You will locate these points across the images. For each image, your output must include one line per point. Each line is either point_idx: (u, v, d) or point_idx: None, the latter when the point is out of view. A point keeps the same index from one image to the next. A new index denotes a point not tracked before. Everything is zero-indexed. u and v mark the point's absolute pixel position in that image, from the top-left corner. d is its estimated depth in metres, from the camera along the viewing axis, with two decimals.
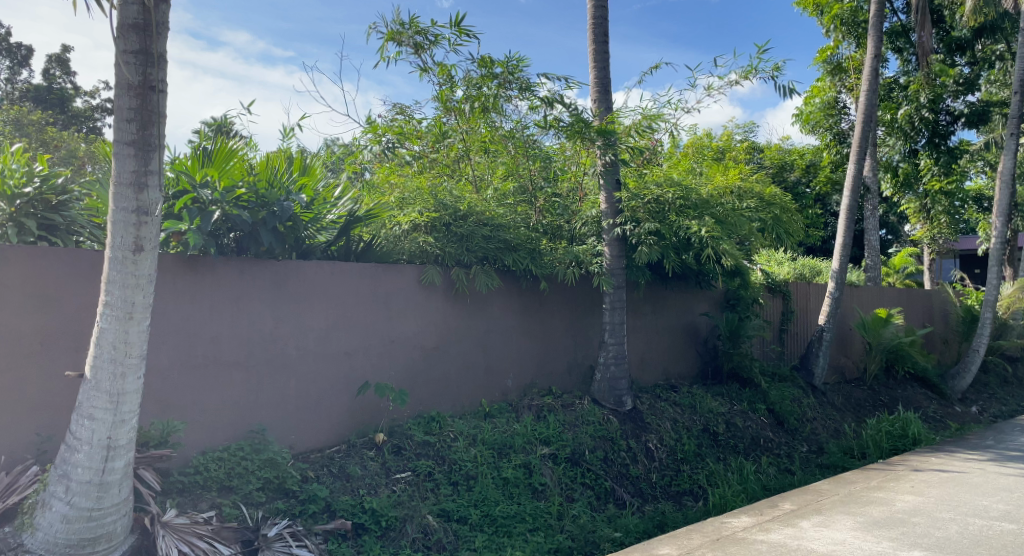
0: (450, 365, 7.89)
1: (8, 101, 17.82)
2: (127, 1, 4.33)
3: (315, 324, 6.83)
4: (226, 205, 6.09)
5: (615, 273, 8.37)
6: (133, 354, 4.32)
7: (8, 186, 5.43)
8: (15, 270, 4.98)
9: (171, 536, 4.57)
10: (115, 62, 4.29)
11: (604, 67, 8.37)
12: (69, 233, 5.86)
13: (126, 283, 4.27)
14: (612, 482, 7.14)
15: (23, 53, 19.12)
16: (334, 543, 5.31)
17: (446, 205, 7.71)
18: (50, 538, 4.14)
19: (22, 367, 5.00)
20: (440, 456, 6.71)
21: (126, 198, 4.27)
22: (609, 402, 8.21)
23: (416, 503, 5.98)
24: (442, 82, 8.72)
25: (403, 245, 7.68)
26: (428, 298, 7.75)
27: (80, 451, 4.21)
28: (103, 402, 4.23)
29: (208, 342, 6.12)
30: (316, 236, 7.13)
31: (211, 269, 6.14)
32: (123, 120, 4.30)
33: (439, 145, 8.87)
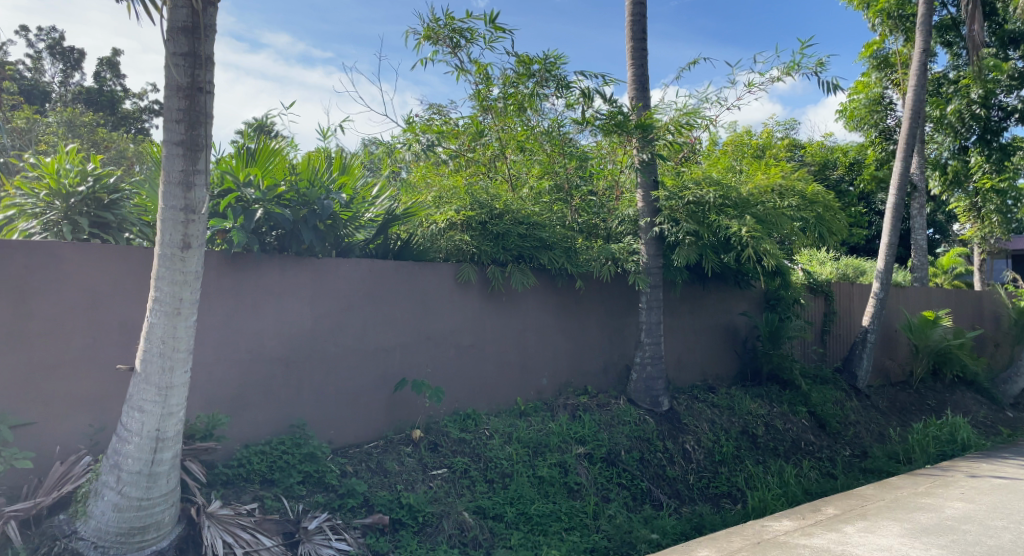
0: (486, 363, 7.92)
1: (62, 103, 18.42)
2: (177, 5, 4.45)
3: (353, 321, 6.93)
4: (268, 204, 6.21)
5: (652, 272, 8.31)
6: (181, 349, 4.44)
7: (63, 184, 5.67)
8: (70, 266, 5.17)
9: (216, 527, 4.69)
10: (165, 65, 4.41)
11: (642, 64, 8.31)
12: (121, 230, 6.00)
13: (175, 279, 4.38)
14: (648, 483, 7.09)
15: (76, 56, 19.76)
16: (372, 537, 5.37)
17: (481, 204, 7.75)
18: (102, 526, 4.28)
19: (77, 360, 5.19)
20: (475, 454, 6.75)
21: (175, 197, 4.39)
22: (646, 403, 8.14)
23: (453, 499, 6.03)
24: (479, 80, 8.75)
25: (440, 244, 7.74)
26: (464, 296, 7.79)
27: (130, 442, 4.34)
28: (152, 395, 4.36)
29: (250, 338, 6.26)
30: (354, 234, 7.19)
31: (254, 266, 6.27)
32: (173, 121, 4.42)
33: (476, 144, 8.88)
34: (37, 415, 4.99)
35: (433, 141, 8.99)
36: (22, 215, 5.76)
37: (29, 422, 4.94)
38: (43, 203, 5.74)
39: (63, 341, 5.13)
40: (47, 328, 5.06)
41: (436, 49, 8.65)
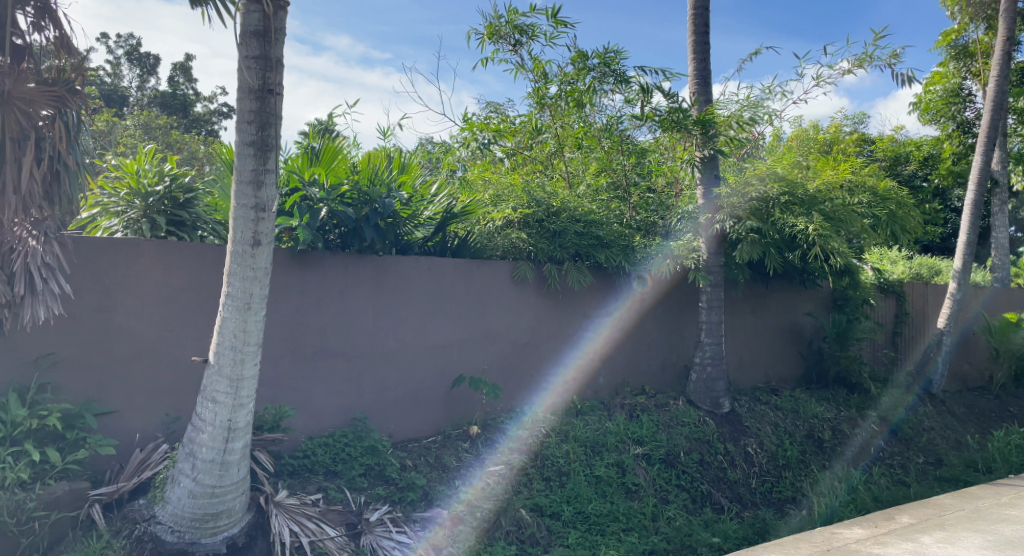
0: (543, 361, 7.93)
1: (139, 107, 19.27)
2: (250, 10, 4.60)
3: (413, 317, 7.04)
4: (332, 202, 6.32)
5: (712, 270, 8.14)
6: (251, 342, 4.59)
7: (143, 183, 5.97)
8: (150, 262, 5.41)
9: (283, 515, 4.84)
10: (238, 68, 4.56)
11: (705, 58, 8.14)
12: (194, 229, 6.23)
13: (246, 275, 4.54)
14: (708, 486, 6.95)
15: (151, 62, 20.65)
16: (432, 531, 5.44)
17: (539, 202, 7.72)
18: (178, 511, 4.46)
19: (155, 353, 5.43)
20: (532, 451, 6.75)
21: (246, 195, 4.54)
22: (706, 404, 7.99)
23: (510, 496, 6.05)
24: (537, 78, 8.74)
25: (496, 241, 7.64)
26: (521, 294, 7.81)
27: (204, 431, 4.52)
28: (225, 386, 4.52)
29: (314, 333, 6.42)
30: (413, 232, 7.32)
31: (318, 263, 6.44)
32: (245, 122, 4.57)
33: (534, 142, 8.85)
34: (119, 404, 5.25)
35: (491, 138, 8.97)
36: (105, 214, 6.08)
37: (111, 410, 5.20)
38: (124, 202, 6.05)
39: (142, 334, 5.38)
40: (129, 322, 5.32)
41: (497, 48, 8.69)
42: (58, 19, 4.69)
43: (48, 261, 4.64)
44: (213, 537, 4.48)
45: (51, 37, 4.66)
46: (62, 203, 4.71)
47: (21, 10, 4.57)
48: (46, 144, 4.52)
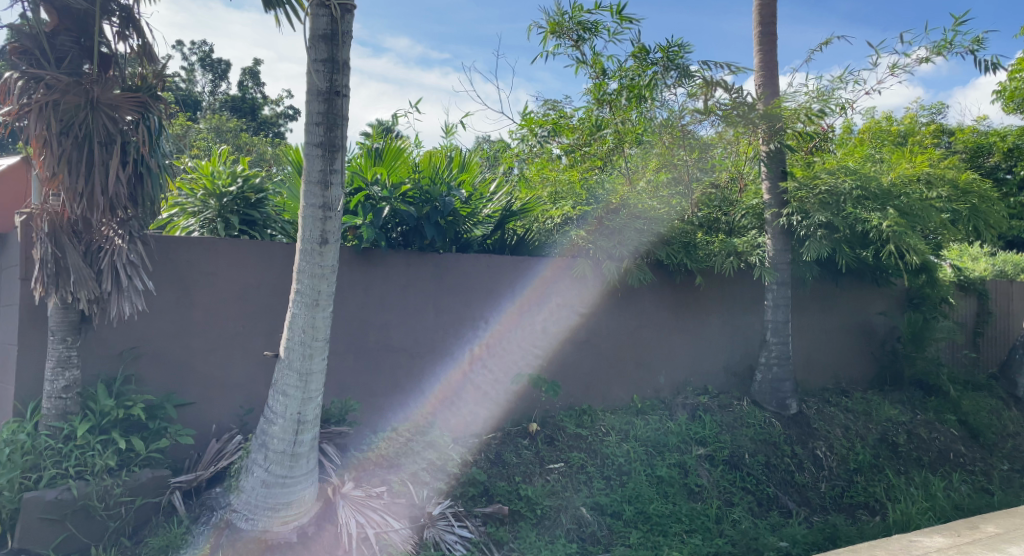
0: (601, 358, 7.86)
1: (211, 111, 20.07)
2: (319, 14, 4.72)
3: (472, 314, 7.10)
4: (394, 201, 6.47)
5: (779, 267, 7.92)
6: (320, 337, 4.72)
7: (217, 184, 6.22)
8: (224, 260, 5.63)
9: (349, 507, 4.96)
10: (307, 71, 4.69)
11: (771, 49, 7.91)
12: (265, 227, 6.48)
13: (314, 273, 4.66)
14: (775, 489, 6.77)
15: (223, 67, 21.47)
16: (492, 526, 5.49)
17: (597, 199, 7.63)
18: (252, 500, 4.60)
19: (229, 347, 5.65)
20: (592, 449, 6.71)
21: (314, 195, 4.66)
22: (772, 405, 7.79)
23: (570, 494, 6.02)
24: (596, 75, 8.69)
25: (555, 239, 7.69)
26: (580, 292, 7.78)
27: (276, 423, 4.66)
28: (294, 380, 4.65)
29: (377, 329, 6.56)
30: (473, 230, 7.39)
31: (382, 261, 6.57)
32: (313, 124, 4.69)
33: (592, 139, 8.79)
34: (196, 396, 5.49)
35: (549, 135, 9.10)
36: (183, 214, 6.35)
37: (190, 402, 5.44)
38: (200, 202, 6.32)
39: (217, 329, 5.60)
40: (205, 318, 5.55)
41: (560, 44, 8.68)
42: (141, 29, 4.93)
43: (133, 258, 4.86)
44: (284, 526, 4.59)
45: (135, 46, 4.91)
46: (145, 204, 4.94)
47: (108, 20, 4.83)
48: (130, 148, 4.74)
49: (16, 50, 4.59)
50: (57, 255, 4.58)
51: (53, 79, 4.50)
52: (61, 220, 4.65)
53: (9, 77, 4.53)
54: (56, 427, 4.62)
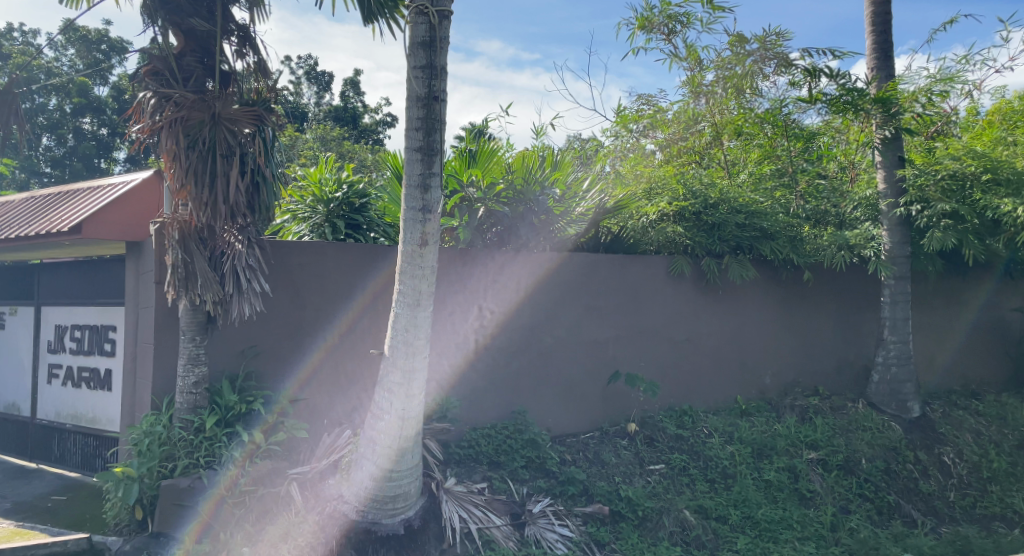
0: (701, 358, 7.67)
1: (316, 121, 21.04)
2: (418, 21, 4.85)
3: (569, 313, 7.06)
4: (489, 201, 6.70)
5: (898, 261, 7.39)
6: (421, 336, 4.83)
7: (325, 191, 6.56)
8: (333, 263, 5.92)
9: (452, 502, 5.09)
10: (408, 78, 4.83)
11: (884, 29, 7.42)
12: (368, 230, 6.74)
13: (415, 273, 4.78)
14: (897, 497, 6.32)
15: (326, 79, 22.52)
16: (593, 526, 5.43)
17: (695, 193, 7.36)
18: (361, 492, 4.77)
19: (338, 345, 5.93)
20: (695, 451, 6.53)
21: (414, 198, 4.78)
22: (891, 407, 7.30)
23: (672, 496, 5.83)
24: (691, 66, 8.50)
25: (651, 236, 7.46)
26: (678, 289, 7.59)
27: (382, 419, 4.80)
28: (398, 378, 4.78)
29: (476, 328, 6.65)
30: (566, 229, 7.20)
31: (479, 260, 6.65)
32: (412, 129, 4.81)
33: (688, 132, 8.59)
34: (309, 393, 5.78)
35: (644, 130, 9.00)
36: (294, 220, 6.69)
37: (303, 398, 5.73)
38: (310, 208, 6.65)
39: (328, 329, 5.90)
40: (316, 318, 5.85)
41: (650, 39, 8.55)
42: (256, 46, 5.24)
43: (251, 262, 5.19)
44: (391, 518, 4.76)
45: (251, 62, 5.22)
46: (260, 211, 5.26)
47: (227, 40, 5.17)
48: (248, 158, 5.09)
49: (150, 72, 5.01)
50: (187, 260, 4.97)
51: (181, 97, 4.84)
52: (189, 228, 5.03)
53: (144, 95, 4.90)
54: (188, 420, 5.02)
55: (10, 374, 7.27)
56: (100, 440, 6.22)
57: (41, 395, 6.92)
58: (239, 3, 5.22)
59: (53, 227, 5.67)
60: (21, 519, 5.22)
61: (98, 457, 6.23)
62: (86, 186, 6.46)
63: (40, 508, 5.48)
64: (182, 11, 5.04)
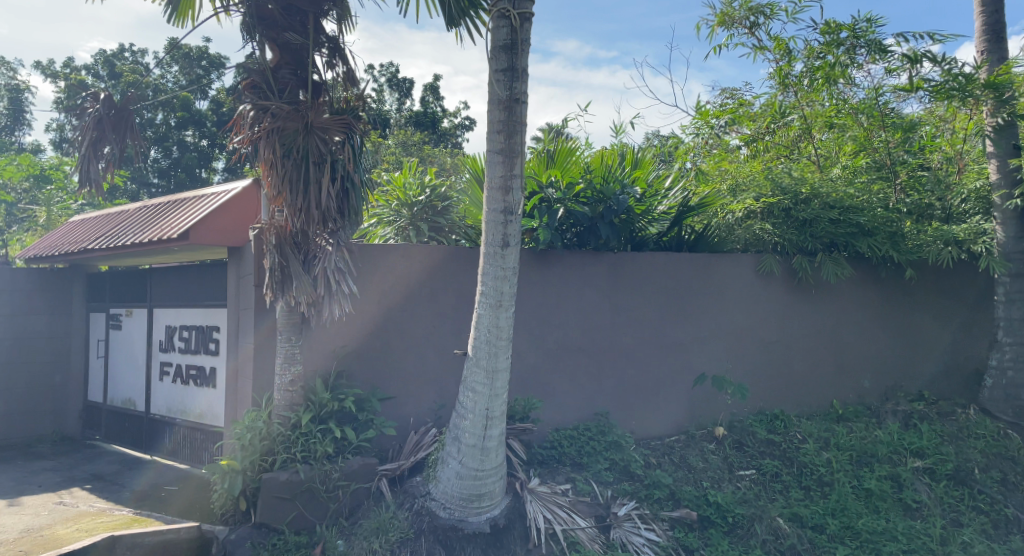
0: (792, 360, 7.39)
1: (398, 126, 21.57)
2: (499, 25, 4.88)
3: (651, 312, 6.94)
4: (569, 202, 6.50)
5: (1013, 258, 6.89)
6: (504, 336, 4.86)
7: (409, 195, 6.75)
8: (416, 264, 6.06)
9: (536, 503, 5.10)
10: (489, 82, 4.88)
11: (995, 9, 6.91)
12: (450, 233, 6.84)
13: (497, 275, 4.82)
14: (1015, 510, 5.85)
15: (407, 85, 23.08)
16: (681, 531, 5.30)
17: (785, 189, 7.10)
18: (447, 490, 4.86)
19: (423, 345, 6.07)
20: (787, 457, 6.29)
21: (496, 201, 4.83)
22: (1006, 415, 6.78)
23: (764, 503, 5.62)
24: (778, 57, 8.13)
25: (737, 234, 7.30)
26: (767, 288, 7.34)
27: (466, 418, 4.86)
28: (481, 377, 4.83)
29: (558, 328, 6.61)
30: (647, 228, 7.11)
31: (559, 261, 6.63)
32: (494, 132, 4.85)
33: (777, 126, 8.20)
34: (396, 391, 5.95)
35: (727, 125, 8.62)
36: (379, 224, 6.94)
37: (391, 396, 5.90)
38: (394, 212, 6.88)
39: (414, 328, 6.05)
40: (402, 319, 6.01)
41: (731, 34, 8.27)
42: (345, 56, 5.45)
43: (340, 265, 5.36)
44: (478, 516, 4.83)
45: (340, 72, 5.45)
46: (351, 215, 5.43)
47: (318, 52, 5.39)
48: (338, 165, 5.27)
49: (248, 85, 5.28)
50: (283, 264, 5.20)
51: (278, 108, 5.08)
52: (285, 233, 5.25)
53: (243, 108, 5.16)
54: (286, 416, 5.24)
55: (127, 371, 7.84)
56: (206, 434, 6.62)
57: (153, 391, 7.42)
58: (329, 16, 5.43)
59: (163, 233, 6.06)
60: (138, 507, 5.61)
61: (204, 449, 6.63)
62: (191, 194, 6.88)
63: (155, 497, 5.87)
64: (278, 26, 5.30)
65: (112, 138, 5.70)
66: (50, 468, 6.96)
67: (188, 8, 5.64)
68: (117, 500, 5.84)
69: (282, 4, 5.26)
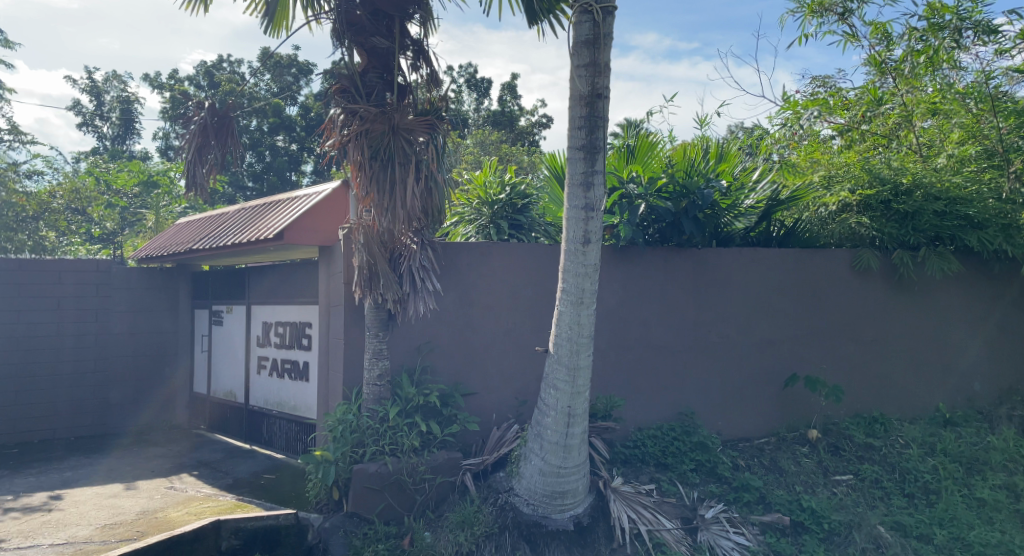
0: (891, 360, 7.03)
1: (476, 126, 21.82)
2: (582, 20, 4.85)
3: (737, 311, 6.72)
4: (649, 198, 6.33)
5: None
6: (585, 334, 4.82)
7: (489, 193, 6.79)
8: (497, 263, 6.12)
9: (620, 502, 5.04)
10: (570, 77, 4.85)
11: None
12: (530, 230, 6.86)
13: (578, 272, 4.79)
14: None
15: (485, 85, 23.28)
16: (772, 536, 5.11)
17: (884, 180, 6.66)
18: (530, 486, 4.87)
19: (507, 343, 6.12)
20: (887, 463, 5.96)
21: (577, 197, 4.80)
22: None
23: (863, 510, 5.35)
24: (875, 42, 7.77)
25: (831, 229, 6.94)
26: (864, 285, 7.01)
27: (548, 415, 4.86)
28: (563, 374, 4.81)
29: (638, 327, 6.49)
30: (733, 223, 6.87)
31: (640, 258, 6.51)
32: (575, 128, 4.83)
33: (874, 114, 7.75)
34: (479, 386, 6.02)
35: (818, 116, 8.22)
36: (461, 222, 6.99)
37: (474, 392, 5.99)
38: (475, 210, 6.91)
39: (496, 325, 6.11)
40: (484, 316, 6.08)
41: (821, 23, 7.91)
42: (429, 58, 5.59)
43: (425, 263, 5.62)
44: (561, 514, 4.82)
45: (424, 74, 5.58)
46: (434, 214, 5.51)
47: (403, 54, 5.54)
48: (423, 165, 5.35)
49: (338, 90, 5.44)
50: (370, 263, 5.36)
51: (364, 111, 5.21)
52: (372, 233, 5.41)
53: (333, 113, 5.35)
54: (374, 409, 5.41)
55: (227, 365, 8.30)
56: (301, 425, 6.92)
57: (251, 384, 7.82)
58: (413, 19, 5.56)
59: (261, 234, 6.37)
60: (240, 493, 5.93)
61: (299, 440, 6.95)
62: (285, 196, 7.19)
63: (255, 484, 6.19)
64: (367, 31, 5.45)
65: (215, 144, 6.05)
66: (160, 455, 7.44)
67: (282, 19, 5.92)
68: (222, 486, 6.19)
69: (370, 10, 5.45)
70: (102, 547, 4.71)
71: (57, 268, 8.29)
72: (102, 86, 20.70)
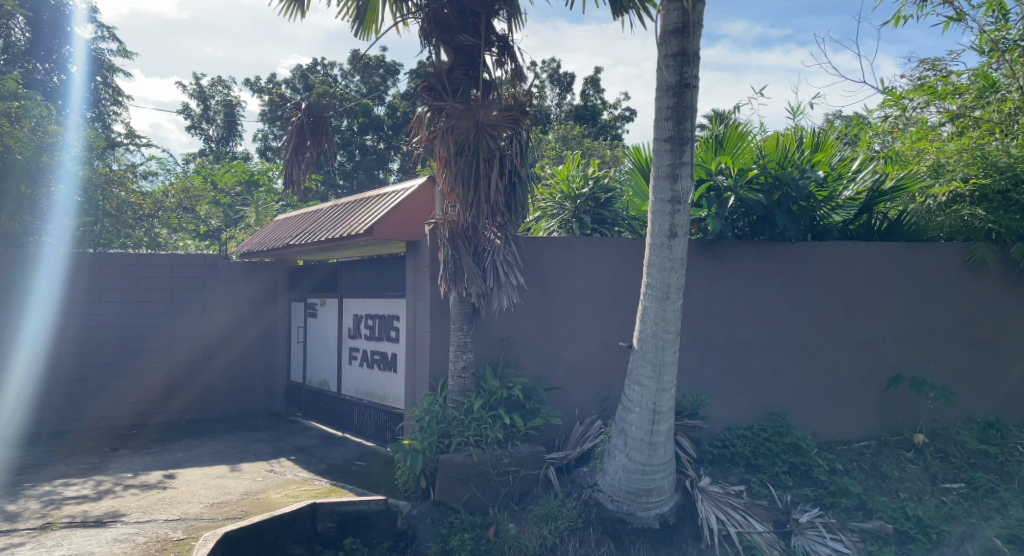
0: (1005, 362, 6.59)
1: (558, 121, 21.73)
2: (670, 9, 4.72)
3: (834, 308, 6.40)
4: (739, 190, 6.08)
5: None
6: (671, 330, 4.72)
7: (572, 187, 6.76)
8: (581, 258, 6.11)
9: (708, 502, 4.90)
10: (658, 67, 4.74)
11: None
12: (614, 225, 6.81)
13: (664, 266, 4.69)
14: None
15: (568, 80, 23.12)
16: (874, 545, 4.83)
17: (1002, 168, 6.09)
18: (615, 483, 4.82)
19: (590, 338, 6.11)
20: (1004, 473, 5.53)
21: (663, 190, 4.70)
22: None
23: (976, 521, 5.00)
24: (990, 22, 7.24)
25: (939, 221, 6.39)
26: (976, 281, 6.55)
27: (633, 412, 4.79)
28: (648, 371, 4.73)
29: (726, 323, 6.28)
30: (831, 216, 6.53)
31: (730, 252, 6.29)
32: (662, 119, 4.72)
33: (988, 100, 7.25)
34: (562, 381, 6.03)
35: (924, 104, 7.80)
36: (544, 217, 7.02)
37: (558, 387, 5.99)
38: (558, 205, 6.92)
39: (580, 320, 6.10)
40: (568, 311, 6.07)
41: (924, 5, 7.42)
42: (513, 54, 5.62)
43: (509, 258, 5.60)
44: (646, 512, 4.75)
45: (508, 70, 5.62)
46: (517, 209, 5.62)
47: (489, 51, 5.59)
48: (507, 160, 5.41)
49: (425, 88, 5.57)
50: (455, 257, 5.46)
51: (451, 108, 5.26)
52: (457, 227, 5.50)
53: (422, 111, 5.48)
54: (459, 401, 5.48)
55: (321, 356, 8.67)
56: (389, 414, 7.15)
57: (343, 374, 8.13)
58: (499, 15, 5.60)
59: (353, 229, 6.63)
60: (334, 479, 6.17)
61: (388, 428, 7.18)
62: (373, 193, 7.44)
63: (348, 470, 6.44)
64: (451, 29, 5.52)
65: (311, 144, 6.31)
66: (261, 440, 7.86)
67: (372, 22, 6.10)
68: (318, 471, 6.48)
69: (457, 8, 5.50)
70: (210, 524, 5.03)
71: (168, 262, 8.90)
72: (208, 90, 22.02)
